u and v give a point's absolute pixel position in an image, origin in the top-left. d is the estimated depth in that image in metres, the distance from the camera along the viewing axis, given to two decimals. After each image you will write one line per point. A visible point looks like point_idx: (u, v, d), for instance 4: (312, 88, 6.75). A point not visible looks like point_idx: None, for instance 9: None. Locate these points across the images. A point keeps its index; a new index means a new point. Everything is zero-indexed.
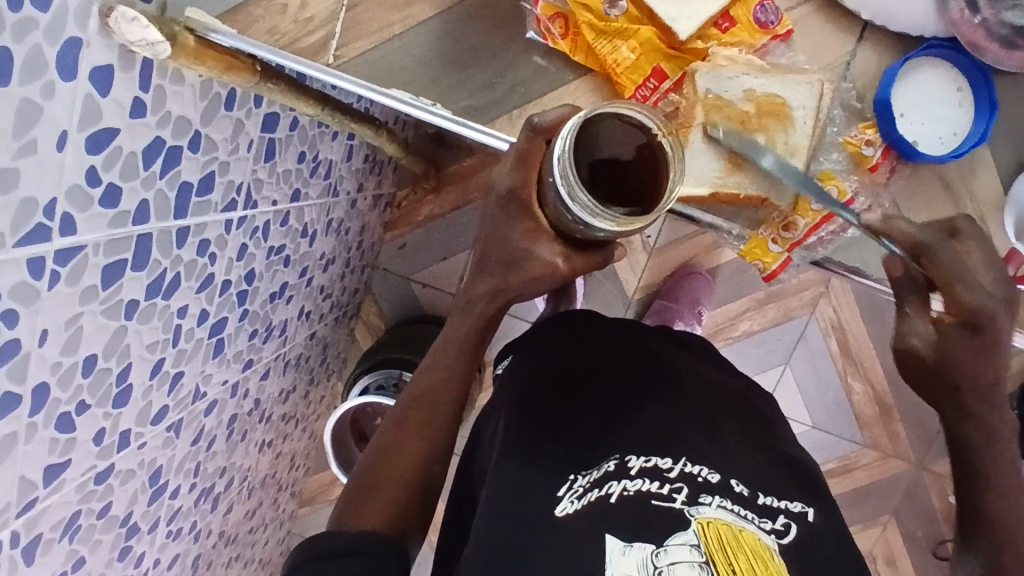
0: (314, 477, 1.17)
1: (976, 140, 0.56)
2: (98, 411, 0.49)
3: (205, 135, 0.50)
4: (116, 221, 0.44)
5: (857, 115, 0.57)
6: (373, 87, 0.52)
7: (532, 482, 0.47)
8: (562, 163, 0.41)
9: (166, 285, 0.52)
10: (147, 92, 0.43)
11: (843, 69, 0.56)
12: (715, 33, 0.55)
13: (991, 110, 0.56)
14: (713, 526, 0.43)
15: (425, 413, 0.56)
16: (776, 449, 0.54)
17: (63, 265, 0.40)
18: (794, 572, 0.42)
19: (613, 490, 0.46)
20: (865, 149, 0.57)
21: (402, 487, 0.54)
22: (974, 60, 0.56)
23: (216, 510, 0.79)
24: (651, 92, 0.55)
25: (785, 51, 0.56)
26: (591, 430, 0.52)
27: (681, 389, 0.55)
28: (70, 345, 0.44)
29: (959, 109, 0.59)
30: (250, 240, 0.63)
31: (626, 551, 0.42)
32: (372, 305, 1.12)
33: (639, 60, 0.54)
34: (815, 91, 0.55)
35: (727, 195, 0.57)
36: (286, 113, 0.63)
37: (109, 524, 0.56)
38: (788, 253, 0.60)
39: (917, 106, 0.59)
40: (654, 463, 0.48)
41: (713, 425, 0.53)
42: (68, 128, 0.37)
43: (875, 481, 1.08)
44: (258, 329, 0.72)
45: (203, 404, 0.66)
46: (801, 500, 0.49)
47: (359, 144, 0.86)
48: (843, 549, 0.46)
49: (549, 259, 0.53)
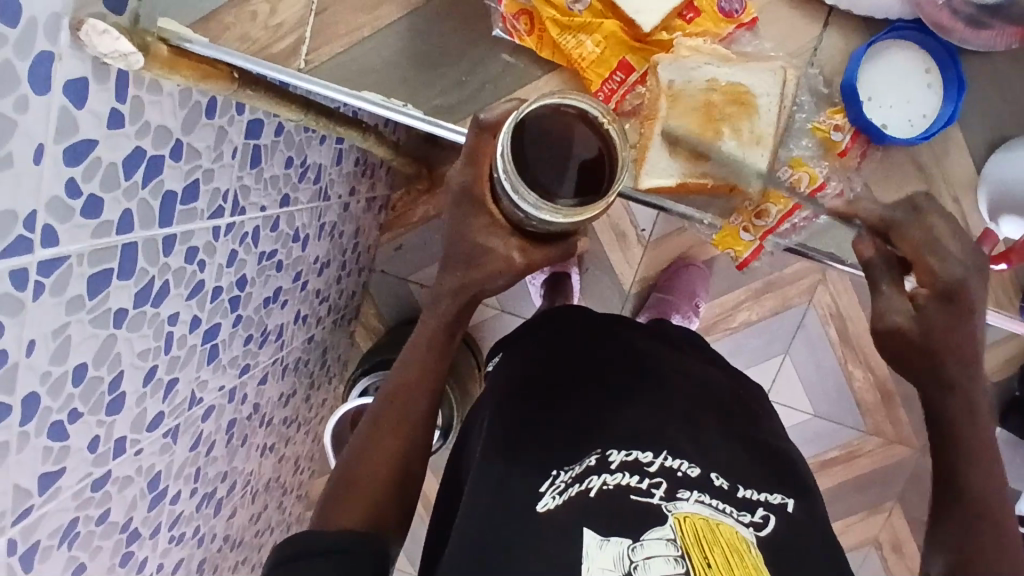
0: (320, 479, 1.18)
1: (945, 119, 0.56)
2: (92, 419, 0.50)
3: (187, 143, 0.51)
4: (99, 231, 0.45)
5: (826, 100, 0.58)
6: (346, 91, 0.54)
7: (513, 478, 0.48)
8: (504, 161, 0.42)
9: (155, 293, 0.53)
10: (124, 103, 0.44)
11: (810, 55, 0.57)
12: (680, 24, 0.56)
13: (960, 91, 0.56)
14: (690, 520, 0.43)
15: (400, 411, 0.57)
16: (759, 441, 0.54)
17: (47, 276, 0.41)
18: (771, 566, 0.42)
19: (593, 485, 0.46)
20: (834, 134, 0.58)
21: (382, 485, 0.54)
22: (942, 41, 0.57)
23: (219, 514, 0.80)
24: (618, 85, 0.55)
25: (752, 39, 0.57)
26: (572, 426, 0.52)
27: (662, 383, 0.56)
28: (59, 354, 0.44)
29: (928, 90, 0.58)
30: (240, 245, 0.64)
31: (602, 545, 0.42)
32: (371, 307, 1.13)
33: (605, 54, 0.55)
34: (778, 78, 0.56)
35: (695, 184, 0.57)
36: (270, 119, 0.64)
37: (109, 530, 0.57)
38: (761, 240, 0.62)
39: (886, 89, 0.58)
40: (635, 456, 0.48)
41: (695, 419, 0.53)
42: (45, 141, 0.38)
43: (878, 468, 1.08)
44: (253, 334, 0.73)
45: (200, 410, 0.66)
46: (781, 492, 0.49)
47: (349, 148, 0.87)
48: (824, 538, 0.47)
49: (507, 254, 0.53)
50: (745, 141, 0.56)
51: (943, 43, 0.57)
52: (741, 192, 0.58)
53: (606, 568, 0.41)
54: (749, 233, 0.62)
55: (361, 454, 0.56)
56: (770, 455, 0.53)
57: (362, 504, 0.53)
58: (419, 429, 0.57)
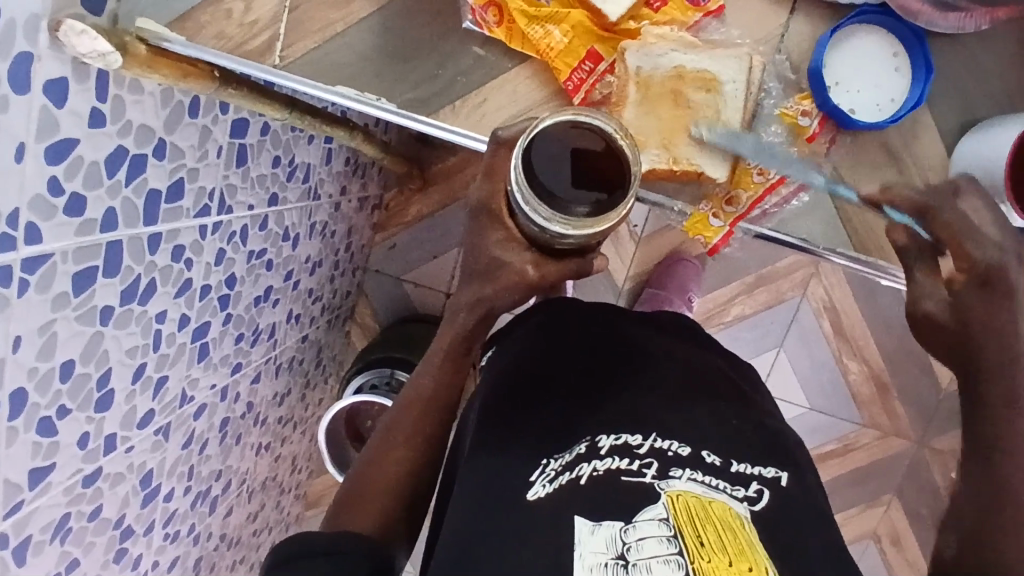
0: (318, 479, 1.19)
1: (912, 104, 0.57)
2: (81, 415, 0.50)
3: (170, 142, 0.52)
4: (83, 230, 0.45)
5: (794, 87, 0.60)
6: (317, 84, 0.56)
7: (499, 473, 0.47)
8: (517, 173, 0.45)
9: (142, 290, 0.53)
10: (105, 103, 0.45)
11: (777, 41, 0.59)
12: (647, 13, 0.60)
13: (927, 74, 0.57)
14: (682, 499, 0.42)
15: (415, 425, 0.58)
16: (753, 418, 0.53)
17: (31, 273, 0.42)
18: (765, 540, 0.42)
19: (583, 472, 0.45)
20: (802, 120, 0.60)
21: (385, 494, 0.55)
22: (909, 25, 0.58)
23: (215, 513, 0.80)
24: (587, 74, 0.59)
25: (719, 27, 0.60)
26: (561, 412, 0.51)
27: (657, 367, 0.54)
28: (46, 350, 0.45)
29: (897, 74, 0.60)
30: (228, 244, 0.65)
31: (594, 530, 0.41)
32: (366, 307, 1.13)
33: (572, 43, 0.59)
34: (743, 64, 0.58)
35: (664, 170, 0.61)
36: (256, 118, 0.65)
37: (101, 527, 0.57)
38: (733, 226, 0.65)
39: (852, 75, 0.61)
40: (624, 439, 0.47)
41: (688, 399, 0.52)
42: (26, 140, 0.39)
43: (875, 460, 1.07)
44: (245, 333, 0.74)
45: (192, 408, 0.67)
46: (775, 464, 0.48)
47: (339, 147, 0.88)
48: (817, 512, 0.46)
49: (522, 267, 0.57)
50: (713, 126, 0.60)
51: (910, 27, 0.58)
52: (710, 179, 0.61)
53: (598, 551, 0.40)
54: (720, 219, 0.65)
55: (372, 461, 0.57)
56: (764, 431, 0.53)
57: (375, 513, 0.54)
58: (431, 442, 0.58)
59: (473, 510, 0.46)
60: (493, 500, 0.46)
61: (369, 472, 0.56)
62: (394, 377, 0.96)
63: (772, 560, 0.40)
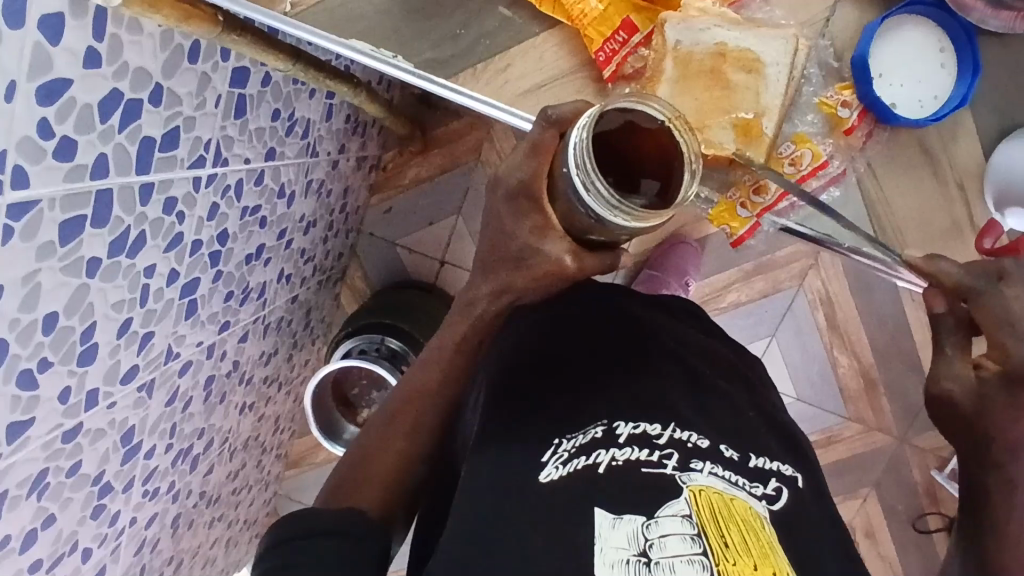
0: (299, 440, 1.18)
1: (956, 104, 0.61)
2: (63, 369, 0.48)
3: (168, 88, 0.49)
4: (72, 175, 0.43)
5: (835, 75, 0.61)
6: (328, 36, 0.56)
7: (509, 450, 0.45)
8: (578, 155, 0.39)
9: (131, 242, 0.51)
10: (101, 42, 0.42)
11: (822, 25, 0.59)
12: None
13: (974, 74, 0.60)
14: (705, 495, 0.41)
15: (419, 411, 0.56)
16: (765, 412, 0.53)
17: (17, 220, 0.39)
18: (783, 538, 0.41)
19: (601, 459, 0.43)
20: (841, 111, 0.61)
21: (384, 481, 0.55)
22: (960, 20, 0.60)
23: (195, 471, 0.79)
24: (620, 45, 0.58)
25: (761, 5, 0.59)
26: (574, 394, 0.49)
27: (669, 352, 0.53)
28: (29, 301, 0.43)
29: (942, 69, 0.62)
30: (222, 199, 0.62)
31: (615, 524, 0.40)
32: (357, 269, 1.11)
33: (607, 11, 0.57)
34: (788, 46, 0.58)
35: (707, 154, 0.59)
36: (256, 67, 0.62)
37: (80, 482, 0.56)
38: (757, 217, 0.66)
39: (895, 67, 0.62)
40: (642, 429, 0.45)
41: (701, 386, 0.51)
42: (17, 77, 0.36)
43: (857, 454, 1.08)
44: (234, 291, 0.72)
45: (177, 365, 0.65)
46: (790, 464, 0.48)
47: (340, 104, 0.84)
48: (828, 511, 0.46)
49: (559, 258, 0.49)
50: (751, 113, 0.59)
51: (960, 22, 0.60)
52: (741, 168, 0.61)
53: (620, 547, 0.39)
54: (747, 210, 0.66)
55: (371, 445, 0.56)
56: (776, 424, 0.52)
57: (373, 493, 0.54)
58: (431, 430, 0.57)
59: (486, 494, 0.44)
60: (506, 485, 0.44)
61: (370, 459, 0.55)
62: (384, 343, 0.93)
63: (791, 562, 0.40)
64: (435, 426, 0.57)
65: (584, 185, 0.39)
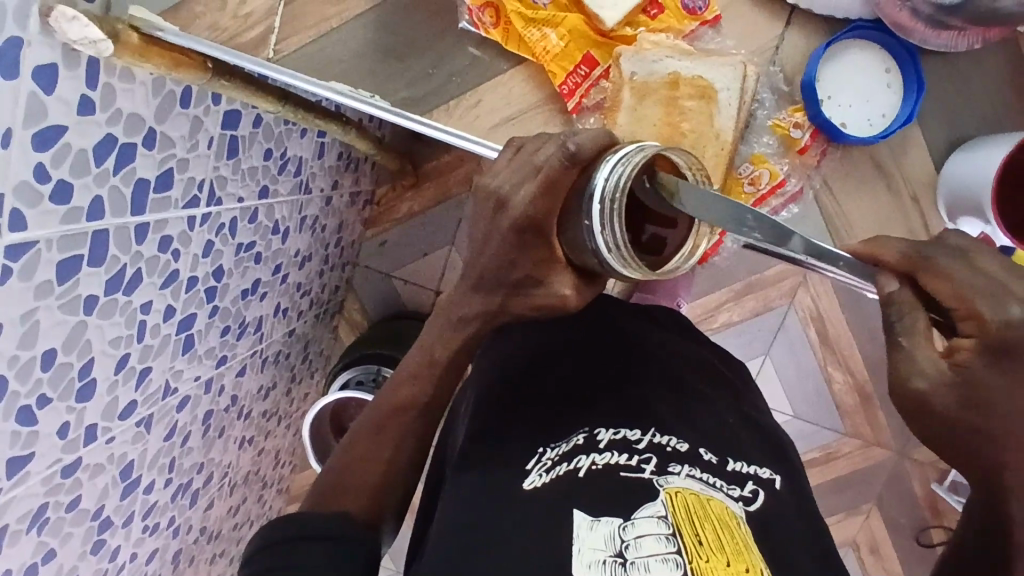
0: (301, 473, 1.19)
1: (904, 120, 0.65)
2: (62, 405, 0.50)
3: (160, 132, 0.52)
4: (68, 218, 0.45)
5: (786, 99, 0.66)
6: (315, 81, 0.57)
7: (495, 461, 0.48)
8: (609, 210, 0.40)
9: (127, 280, 0.53)
10: (94, 90, 0.45)
11: (772, 53, 0.63)
12: (643, 19, 0.62)
13: (918, 90, 0.65)
14: (680, 495, 0.42)
15: (406, 417, 0.57)
16: (746, 416, 0.55)
17: (14, 261, 0.41)
18: (758, 537, 0.42)
19: (582, 464, 0.45)
20: (794, 131, 0.66)
21: (371, 486, 0.55)
22: (902, 41, 0.65)
23: (195, 506, 0.80)
24: (582, 78, 0.61)
25: (715, 36, 0.63)
26: (556, 407, 0.52)
27: (651, 363, 0.55)
28: (28, 339, 0.44)
29: (887, 88, 0.67)
30: (216, 236, 0.64)
31: (593, 526, 0.40)
32: (354, 302, 1.13)
33: (568, 47, 0.61)
34: (737, 73, 0.61)
35: None
36: (248, 109, 0.64)
37: (80, 517, 0.57)
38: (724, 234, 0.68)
39: (842, 89, 0.67)
40: (623, 434, 0.47)
41: (684, 394, 0.53)
42: (13, 126, 0.39)
43: (857, 469, 1.08)
44: (230, 326, 0.73)
45: (174, 400, 0.66)
46: (770, 468, 0.49)
47: (332, 142, 0.87)
48: (806, 514, 0.47)
49: (561, 294, 0.50)
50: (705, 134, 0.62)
51: (903, 44, 0.65)
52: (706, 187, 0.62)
53: (596, 548, 0.39)
54: None
55: (356, 453, 0.56)
56: (759, 429, 0.54)
57: (360, 498, 0.54)
58: (418, 437, 0.57)
59: (477, 495, 0.45)
60: (492, 488, 0.45)
61: (356, 466, 0.55)
62: (381, 373, 0.95)
63: (766, 562, 0.40)
64: (420, 433, 0.57)
65: (601, 223, 0.40)
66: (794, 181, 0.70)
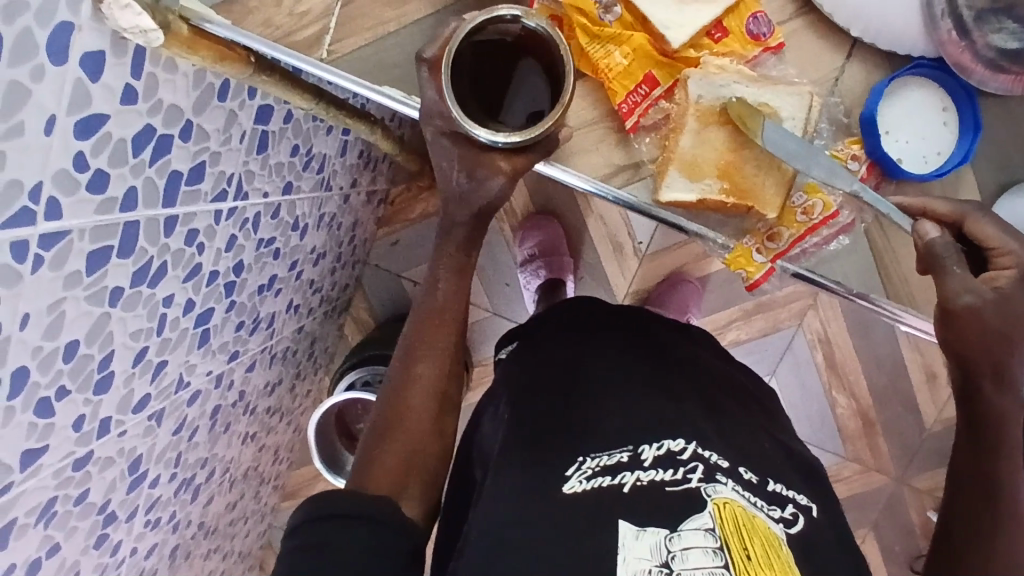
0: (297, 470, 1.18)
1: (959, 160, 0.57)
2: (79, 397, 0.49)
3: (197, 123, 0.51)
4: (103, 208, 0.44)
5: (844, 131, 0.58)
6: (369, 85, 0.56)
7: (533, 466, 0.48)
8: (454, 104, 0.47)
9: (152, 273, 0.52)
10: (138, 80, 0.44)
11: (832, 84, 0.58)
12: (707, 43, 0.56)
13: (975, 133, 0.57)
14: (729, 507, 0.42)
15: (436, 345, 0.58)
16: (778, 439, 0.54)
17: (47, 249, 0.40)
18: (800, 560, 0.42)
19: (626, 480, 0.45)
20: (850, 164, 0.58)
21: (419, 422, 0.56)
22: (961, 81, 0.57)
23: (196, 501, 0.78)
24: (642, 98, 0.56)
25: (777, 63, 0.57)
26: (591, 417, 0.51)
27: (683, 370, 0.56)
28: (52, 329, 0.43)
29: (943, 127, 0.59)
30: (240, 231, 0.63)
31: (639, 535, 0.41)
32: (362, 301, 1.12)
33: (631, 66, 0.56)
34: (804, 103, 0.55)
35: (714, 201, 0.58)
36: (280, 104, 0.63)
37: (85, 511, 0.56)
38: (772, 264, 0.60)
39: (902, 124, 0.59)
40: (666, 448, 0.47)
41: (720, 411, 0.53)
42: (56, 112, 0.38)
43: (855, 494, 1.09)
44: (245, 321, 0.72)
45: (186, 394, 0.65)
46: (805, 494, 0.49)
47: (354, 140, 0.86)
48: (845, 546, 0.46)
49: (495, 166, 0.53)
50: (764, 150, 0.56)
51: (960, 82, 0.57)
52: (758, 213, 0.58)
53: (642, 557, 0.40)
54: (762, 256, 0.60)
55: (386, 436, 0.54)
56: (793, 453, 0.53)
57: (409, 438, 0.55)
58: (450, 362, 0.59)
59: (519, 503, 0.46)
60: (530, 496, 0.46)
61: (401, 404, 0.56)
62: None
63: None
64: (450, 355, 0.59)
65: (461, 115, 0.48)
66: (845, 214, 0.59)
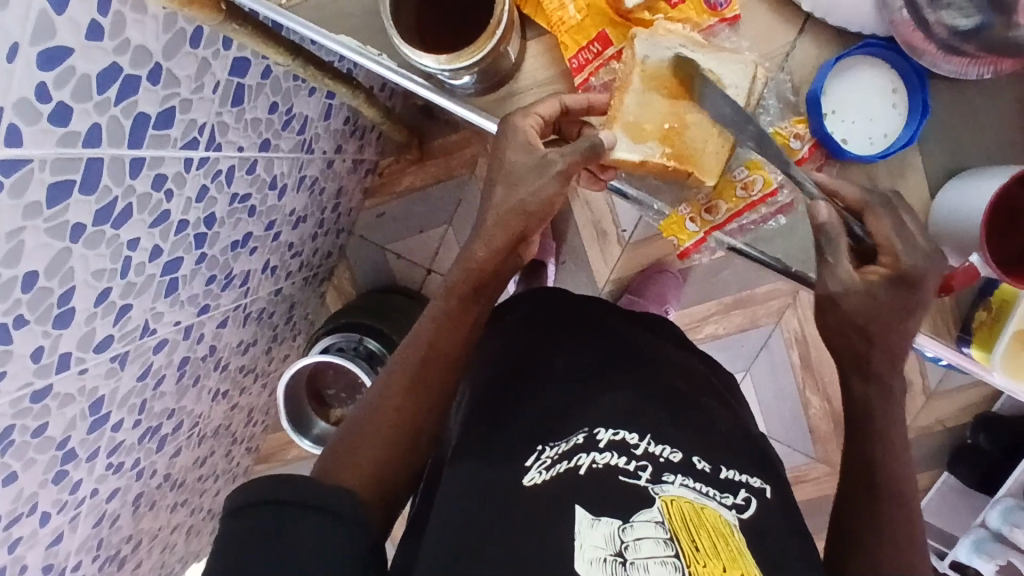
0: (272, 435, 1.19)
1: (905, 141, 0.56)
2: (37, 328, 0.50)
3: (166, 68, 0.52)
4: (66, 141, 0.45)
5: (791, 109, 0.59)
6: (321, 31, 0.56)
7: (490, 467, 0.48)
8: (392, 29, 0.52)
9: (116, 214, 0.52)
10: (105, 17, 0.45)
11: (782, 59, 0.58)
12: (663, 7, 0.57)
13: (922, 115, 0.56)
14: (677, 504, 0.43)
15: (423, 366, 0.54)
16: (735, 424, 0.55)
17: (6, 176, 0.41)
18: (752, 545, 0.42)
19: (581, 462, 0.46)
20: (793, 142, 0.58)
21: (384, 440, 0.52)
22: (912, 64, 0.56)
23: (162, 451, 0.79)
24: (594, 56, 0.57)
25: (731, 35, 0.58)
26: (548, 409, 0.52)
27: (645, 364, 0.56)
28: (11, 257, 0.44)
29: (893, 110, 0.58)
30: (212, 183, 0.64)
31: (594, 523, 0.42)
32: (345, 271, 1.13)
33: (584, 22, 0.56)
34: (747, 73, 0.56)
35: (656, 166, 0.57)
36: (257, 60, 0.64)
37: (43, 445, 0.57)
38: (705, 235, 0.61)
39: (850, 106, 0.58)
40: (622, 436, 0.48)
41: (683, 404, 0.53)
42: (20, 41, 0.39)
43: (824, 496, 1.09)
44: (217, 275, 0.73)
45: (152, 341, 0.66)
46: (760, 477, 0.49)
47: (340, 105, 0.87)
48: (792, 527, 0.46)
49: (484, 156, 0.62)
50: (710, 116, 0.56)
51: (912, 64, 0.56)
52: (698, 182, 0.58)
53: (597, 545, 0.41)
54: (696, 225, 0.61)
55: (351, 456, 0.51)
56: (751, 442, 0.54)
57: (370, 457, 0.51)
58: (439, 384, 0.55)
59: (465, 498, 0.47)
60: (487, 485, 0.47)
61: (372, 416, 0.53)
62: (362, 343, 0.94)
63: (759, 566, 0.41)
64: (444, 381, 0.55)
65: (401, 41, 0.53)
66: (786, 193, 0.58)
